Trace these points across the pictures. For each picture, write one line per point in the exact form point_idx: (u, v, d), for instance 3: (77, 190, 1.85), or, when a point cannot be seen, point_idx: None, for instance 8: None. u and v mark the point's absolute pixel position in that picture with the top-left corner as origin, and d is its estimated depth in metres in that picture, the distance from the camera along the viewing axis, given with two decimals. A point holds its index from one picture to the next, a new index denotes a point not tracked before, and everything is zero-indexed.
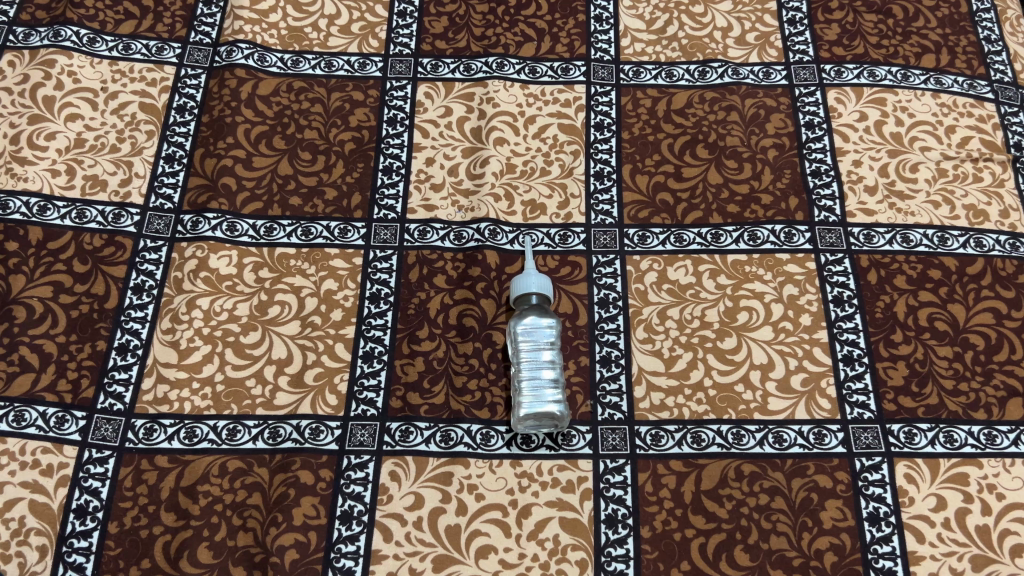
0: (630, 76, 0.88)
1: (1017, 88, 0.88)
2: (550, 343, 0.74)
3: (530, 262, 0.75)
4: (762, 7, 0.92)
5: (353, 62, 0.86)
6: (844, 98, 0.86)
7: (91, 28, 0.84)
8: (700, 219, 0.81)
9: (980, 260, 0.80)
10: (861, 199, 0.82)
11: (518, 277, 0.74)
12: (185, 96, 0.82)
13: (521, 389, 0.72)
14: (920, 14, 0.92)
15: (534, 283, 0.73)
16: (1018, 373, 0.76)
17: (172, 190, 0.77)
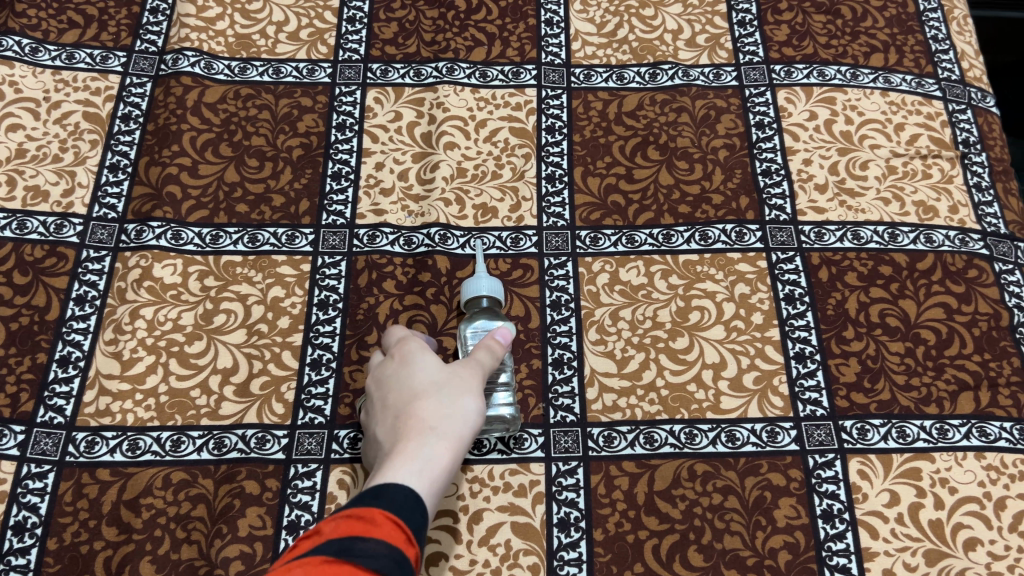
0: (582, 79, 0.88)
1: (964, 86, 0.89)
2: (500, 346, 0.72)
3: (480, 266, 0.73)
4: (712, 10, 0.93)
5: (302, 69, 0.87)
6: (794, 98, 0.87)
7: (34, 38, 0.86)
8: (651, 220, 0.80)
9: (930, 256, 0.79)
10: (812, 197, 0.82)
11: (468, 280, 0.72)
12: (131, 105, 0.83)
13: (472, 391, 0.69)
14: (868, 14, 0.93)
15: (484, 285, 0.71)
16: (969, 367, 0.73)
17: (116, 199, 0.78)
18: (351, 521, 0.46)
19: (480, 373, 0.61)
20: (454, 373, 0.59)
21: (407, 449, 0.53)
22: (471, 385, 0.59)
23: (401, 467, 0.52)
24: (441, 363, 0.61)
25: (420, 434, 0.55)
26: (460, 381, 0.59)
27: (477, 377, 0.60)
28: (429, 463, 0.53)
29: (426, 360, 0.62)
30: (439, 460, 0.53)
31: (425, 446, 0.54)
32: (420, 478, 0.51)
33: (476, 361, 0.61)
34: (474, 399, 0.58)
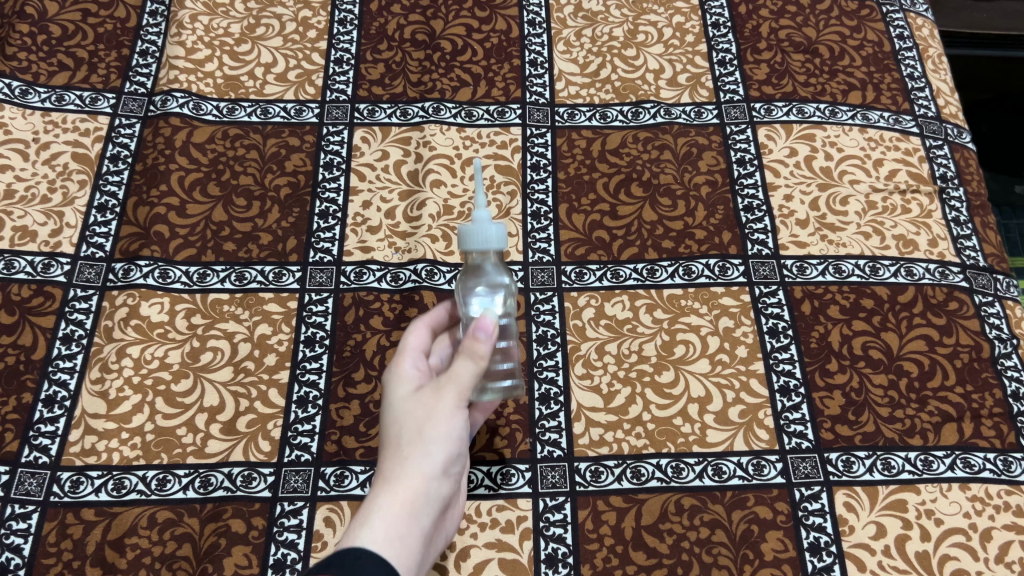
0: (566, 118, 0.90)
1: (940, 122, 0.91)
2: (502, 288, 0.66)
3: (480, 208, 0.58)
4: (693, 50, 0.95)
5: (290, 109, 0.88)
6: (774, 135, 0.89)
7: (24, 80, 0.87)
8: (635, 255, 0.81)
9: (910, 289, 0.80)
10: (794, 232, 0.83)
11: (470, 230, 0.58)
12: (120, 146, 0.84)
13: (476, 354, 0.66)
14: (845, 53, 0.95)
15: (492, 242, 0.58)
16: (952, 399, 0.74)
17: (104, 239, 0.79)
18: None
19: (463, 384, 0.56)
20: (422, 407, 0.56)
21: (364, 514, 0.52)
22: (439, 410, 0.56)
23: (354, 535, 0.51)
24: (413, 405, 0.57)
25: (385, 485, 0.54)
26: (427, 410, 0.56)
27: (454, 392, 0.56)
28: (383, 523, 0.51)
29: (404, 409, 0.57)
30: (393, 522, 0.52)
31: (381, 509, 0.52)
32: (377, 532, 0.51)
33: (462, 356, 0.56)
34: (449, 415, 0.56)
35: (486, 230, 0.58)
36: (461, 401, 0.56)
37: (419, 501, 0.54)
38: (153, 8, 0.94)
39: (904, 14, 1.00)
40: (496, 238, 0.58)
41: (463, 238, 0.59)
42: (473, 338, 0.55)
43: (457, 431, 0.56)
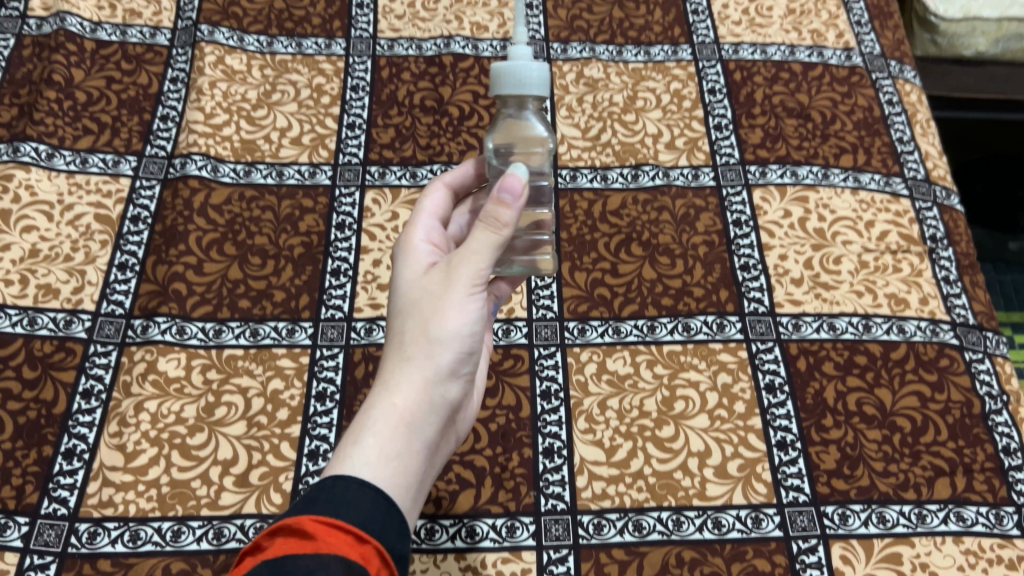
0: (568, 180, 0.93)
1: (929, 184, 0.95)
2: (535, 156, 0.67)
3: (518, 46, 0.57)
4: (690, 114, 0.99)
5: (303, 172, 0.92)
6: (768, 197, 0.92)
7: (50, 144, 0.91)
8: (635, 312, 0.84)
9: (902, 346, 0.82)
10: (789, 290, 0.86)
11: (512, 65, 0.56)
12: (140, 207, 0.88)
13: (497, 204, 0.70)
14: (837, 118, 0.99)
15: (532, 83, 0.56)
16: (945, 454, 0.76)
17: (123, 296, 0.82)
18: (286, 539, 0.45)
19: (479, 266, 0.56)
20: (430, 300, 0.56)
21: (360, 425, 0.53)
22: (449, 301, 0.56)
23: (348, 455, 0.51)
24: (420, 297, 0.57)
25: (378, 400, 0.54)
26: (435, 304, 0.56)
27: (468, 276, 0.56)
28: (377, 441, 0.52)
29: (411, 304, 0.57)
30: (388, 436, 0.52)
31: (378, 422, 0.53)
32: (371, 450, 0.51)
33: (479, 228, 0.55)
34: (462, 304, 0.56)
35: (524, 62, 0.56)
36: (474, 286, 0.56)
37: (418, 411, 0.54)
38: (174, 74, 0.98)
39: (893, 80, 1.04)
40: (537, 77, 0.57)
41: (499, 80, 0.57)
42: (498, 202, 0.54)
43: (472, 318, 0.57)
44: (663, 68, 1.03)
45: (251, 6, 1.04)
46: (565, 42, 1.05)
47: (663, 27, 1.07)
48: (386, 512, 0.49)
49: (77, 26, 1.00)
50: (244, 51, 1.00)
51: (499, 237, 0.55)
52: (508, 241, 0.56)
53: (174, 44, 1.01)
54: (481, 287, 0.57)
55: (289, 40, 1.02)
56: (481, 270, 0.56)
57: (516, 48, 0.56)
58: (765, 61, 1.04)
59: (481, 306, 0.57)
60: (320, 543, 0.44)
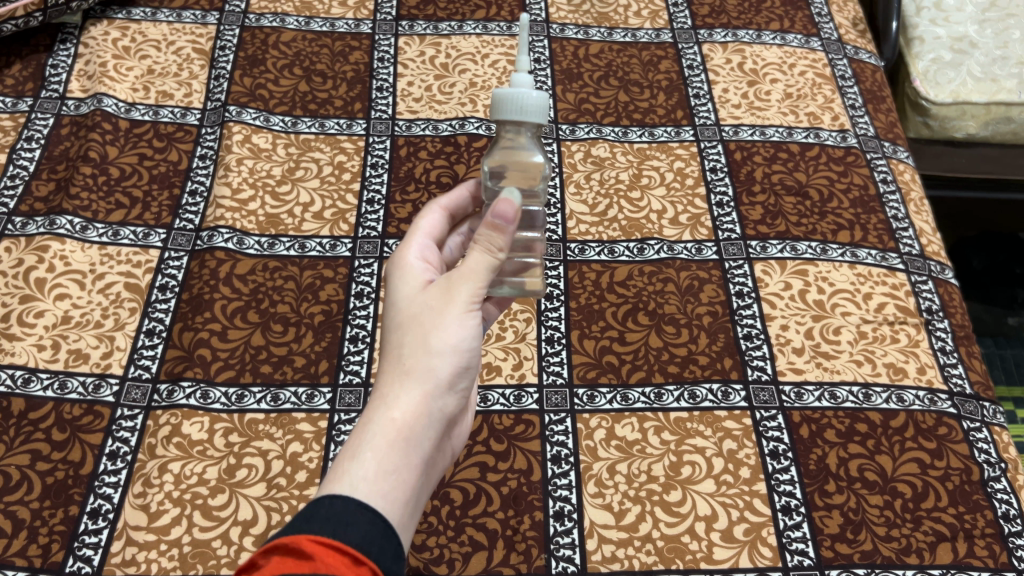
0: (577, 253, 0.97)
1: (923, 259, 0.99)
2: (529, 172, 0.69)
3: (522, 74, 0.60)
4: (693, 192, 1.04)
5: (324, 244, 0.96)
6: (769, 270, 0.96)
7: (84, 217, 0.95)
8: (643, 379, 0.87)
9: (902, 414, 0.85)
10: (791, 359, 0.89)
11: (516, 97, 0.60)
12: (168, 276, 0.92)
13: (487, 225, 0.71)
14: (833, 196, 1.03)
15: (531, 110, 0.60)
16: (946, 520, 0.78)
17: (150, 361, 0.85)
18: (281, 560, 0.45)
19: (476, 281, 0.59)
20: (428, 313, 0.58)
21: (357, 441, 0.54)
22: (446, 316, 0.58)
23: (348, 470, 0.52)
24: (420, 311, 0.59)
25: (375, 415, 0.55)
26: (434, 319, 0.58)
27: (465, 291, 0.59)
28: (376, 455, 0.53)
29: (410, 317, 0.59)
30: (388, 451, 0.53)
31: (377, 436, 0.54)
32: (370, 466, 0.52)
33: (477, 248, 0.58)
34: (459, 319, 0.59)
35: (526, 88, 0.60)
36: (471, 301, 0.59)
37: (415, 425, 0.56)
38: (202, 152, 1.03)
39: (887, 160, 1.09)
40: (537, 104, 0.60)
41: (503, 105, 0.60)
42: (493, 225, 0.57)
43: (467, 333, 0.59)
44: (667, 148, 1.08)
45: (277, 89, 1.10)
46: (573, 124, 1.10)
47: (666, 109, 1.12)
48: (384, 531, 0.50)
49: (113, 107, 1.06)
50: (270, 130, 1.06)
51: (496, 258, 0.59)
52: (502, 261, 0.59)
53: (203, 124, 1.06)
54: (477, 304, 0.60)
55: (312, 121, 1.08)
56: (479, 290, 0.59)
57: (518, 75, 0.59)
58: (764, 141, 1.09)
59: (475, 320, 0.60)
60: (318, 562, 0.45)
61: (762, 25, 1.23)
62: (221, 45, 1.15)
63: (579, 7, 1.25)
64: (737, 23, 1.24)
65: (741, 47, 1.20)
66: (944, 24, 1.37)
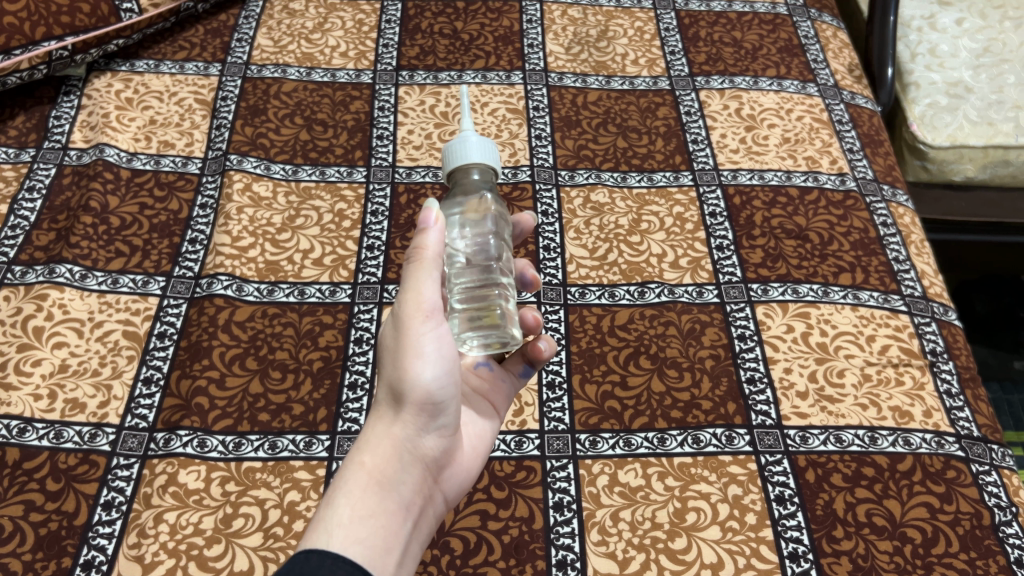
0: (577, 296, 0.97)
1: (926, 301, 0.99)
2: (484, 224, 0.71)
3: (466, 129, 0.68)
4: (693, 236, 1.04)
5: (324, 290, 0.96)
6: (771, 312, 0.95)
7: (84, 265, 0.95)
8: (646, 424, 0.86)
9: (909, 457, 0.83)
10: (795, 403, 0.88)
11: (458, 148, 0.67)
12: (167, 324, 0.92)
13: (459, 284, 0.71)
14: (834, 239, 1.03)
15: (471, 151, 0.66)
16: (957, 566, 0.76)
17: (147, 409, 0.84)
18: None
19: (417, 294, 0.59)
20: (391, 350, 0.61)
21: (335, 491, 0.57)
22: (405, 346, 0.60)
23: (322, 520, 0.55)
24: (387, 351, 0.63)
25: (351, 464, 0.59)
26: (395, 355, 0.61)
27: (410, 310, 0.59)
28: (349, 502, 0.56)
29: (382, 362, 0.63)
30: (358, 497, 0.57)
31: (350, 483, 0.57)
32: (344, 512, 0.55)
33: (410, 261, 0.60)
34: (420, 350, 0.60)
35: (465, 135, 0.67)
36: (425, 321, 0.60)
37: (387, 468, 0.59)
38: (203, 200, 1.04)
39: (886, 203, 1.09)
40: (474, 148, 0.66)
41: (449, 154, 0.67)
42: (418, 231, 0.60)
43: (435, 359, 0.60)
44: (666, 193, 1.08)
45: (278, 138, 1.11)
46: (572, 170, 1.11)
47: (664, 155, 1.13)
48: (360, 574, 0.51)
49: (114, 156, 1.07)
50: (270, 178, 1.07)
51: (424, 259, 0.59)
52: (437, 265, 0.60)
53: (204, 172, 1.07)
54: (433, 324, 0.60)
55: (313, 169, 1.08)
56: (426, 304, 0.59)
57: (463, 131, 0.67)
58: (763, 185, 1.09)
59: (438, 343, 0.60)
60: None
61: (759, 72, 1.25)
62: (223, 95, 1.16)
63: (576, 56, 1.26)
64: (734, 70, 1.25)
65: (737, 94, 1.21)
66: (939, 70, 1.39)
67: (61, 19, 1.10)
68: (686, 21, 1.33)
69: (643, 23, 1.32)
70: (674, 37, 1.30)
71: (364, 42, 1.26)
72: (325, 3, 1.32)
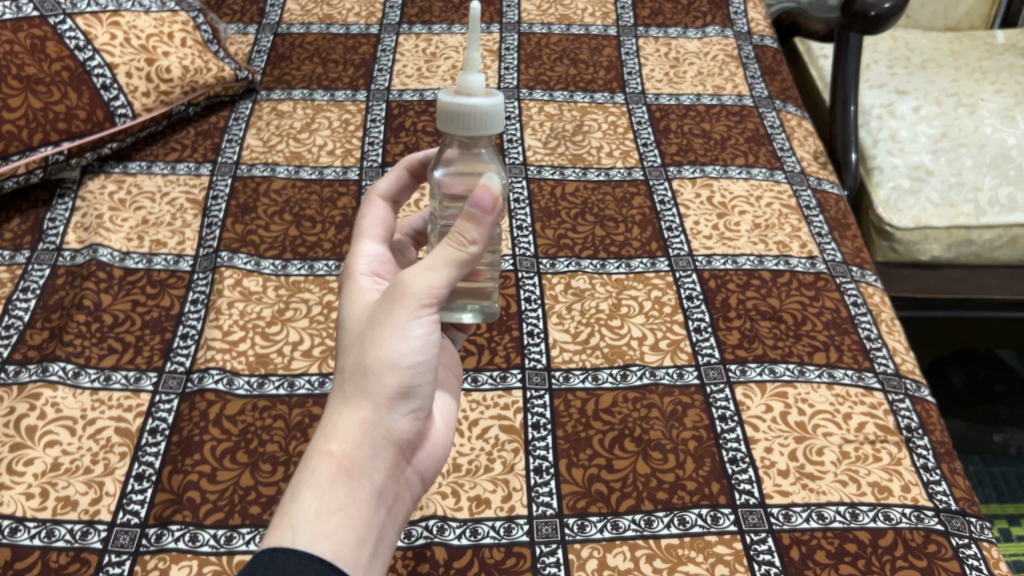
0: (562, 381, 1.00)
1: (899, 378, 1.02)
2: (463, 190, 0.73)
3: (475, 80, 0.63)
4: (671, 319, 1.07)
5: (313, 381, 0.97)
6: (750, 392, 0.98)
7: (77, 363, 0.97)
8: (632, 506, 0.87)
9: (890, 532, 0.85)
10: (777, 482, 0.90)
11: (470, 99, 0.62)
12: (159, 419, 0.93)
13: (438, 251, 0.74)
14: (807, 319, 1.07)
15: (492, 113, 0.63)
16: None
17: (139, 505, 0.85)
18: None
19: (428, 279, 0.61)
20: (375, 325, 0.62)
21: (301, 478, 0.58)
22: (393, 326, 0.62)
23: (288, 514, 0.56)
24: (367, 327, 0.63)
25: (318, 448, 0.60)
26: (378, 333, 0.62)
27: (416, 294, 0.61)
28: (317, 493, 0.57)
29: (355, 336, 0.63)
30: (326, 488, 0.57)
31: (317, 473, 0.58)
32: (311, 503, 0.56)
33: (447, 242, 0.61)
34: (407, 331, 0.62)
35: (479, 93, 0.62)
36: (420, 305, 0.62)
37: (356, 454, 0.60)
38: (194, 296, 1.06)
39: (856, 283, 1.13)
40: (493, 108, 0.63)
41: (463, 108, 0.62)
42: (471, 216, 0.60)
43: (419, 343, 0.62)
44: (644, 278, 1.12)
45: (267, 234, 1.15)
46: (553, 258, 1.15)
47: (641, 242, 1.17)
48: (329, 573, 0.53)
49: (108, 256, 1.10)
50: (260, 273, 1.10)
51: (461, 250, 0.61)
52: (472, 259, 0.62)
53: (195, 269, 1.10)
54: (426, 309, 0.62)
55: (302, 263, 1.12)
56: (432, 291, 0.61)
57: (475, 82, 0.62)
58: (736, 269, 1.13)
59: (428, 329, 0.63)
60: None
61: (728, 161, 1.30)
62: (213, 195, 1.20)
63: (554, 149, 1.32)
64: (704, 159, 1.31)
65: (709, 182, 1.27)
66: (900, 154, 1.46)
67: (58, 125, 1.13)
68: (657, 114, 1.39)
69: (616, 117, 1.38)
70: (647, 130, 1.36)
71: (350, 140, 1.31)
72: (312, 104, 1.38)
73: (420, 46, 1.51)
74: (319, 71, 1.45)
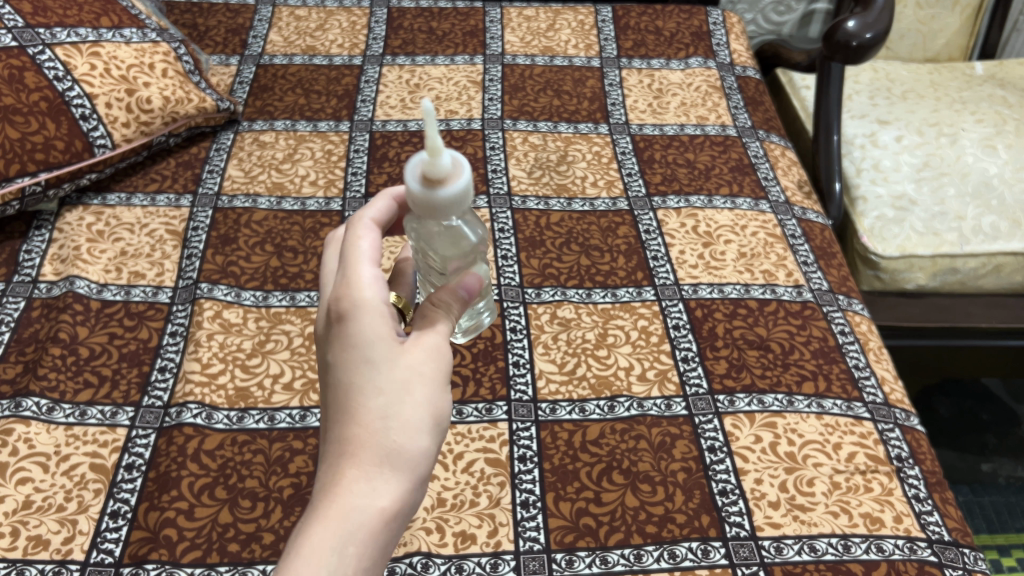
0: (548, 412, 0.98)
1: (888, 407, 1.01)
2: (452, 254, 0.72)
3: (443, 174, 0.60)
4: (658, 348, 1.06)
5: (294, 415, 0.95)
6: (739, 423, 0.97)
7: (51, 397, 0.95)
8: (621, 540, 0.85)
9: (883, 564, 0.84)
10: (768, 513, 0.88)
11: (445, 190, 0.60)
12: (135, 454, 0.91)
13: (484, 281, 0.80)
14: (794, 348, 1.06)
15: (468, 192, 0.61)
16: None
17: (114, 543, 0.83)
18: None
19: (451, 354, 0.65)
20: (423, 383, 0.62)
21: (342, 537, 0.55)
22: (437, 392, 0.63)
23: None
24: (410, 381, 0.61)
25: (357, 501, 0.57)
26: (427, 395, 0.62)
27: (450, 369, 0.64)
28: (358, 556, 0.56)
29: (399, 385, 0.61)
30: (367, 550, 0.56)
31: (361, 534, 0.56)
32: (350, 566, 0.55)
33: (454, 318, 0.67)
34: (444, 399, 0.63)
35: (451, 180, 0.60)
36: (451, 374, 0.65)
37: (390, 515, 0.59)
38: (173, 328, 1.04)
39: (843, 313, 1.13)
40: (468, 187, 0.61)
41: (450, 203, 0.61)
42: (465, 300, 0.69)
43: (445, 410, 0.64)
44: (630, 307, 1.11)
45: (248, 265, 1.13)
46: (538, 287, 1.14)
47: (626, 271, 1.16)
48: None
49: (85, 288, 1.08)
50: (241, 305, 1.08)
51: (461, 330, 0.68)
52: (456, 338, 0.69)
53: (174, 301, 1.08)
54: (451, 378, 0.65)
55: (283, 294, 1.10)
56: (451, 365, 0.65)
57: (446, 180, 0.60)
58: (722, 298, 1.13)
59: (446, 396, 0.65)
60: None
61: (713, 190, 1.30)
62: (194, 226, 1.19)
63: (538, 180, 1.31)
64: (689, 189, 1.30)
65: (694, 212, 1.26)
66: (884, 183, 1.46)
67: (35, 156, 1.12)
68: (642, 144, 1.39)
69: (600, 147, 1.38)
70: (631, 160, 1.36)
71: (333, 171, 1.30)
72: (294, 134, 1.37)
73: (404, 77, 1.51)
74: (302, 102, 1.44)
